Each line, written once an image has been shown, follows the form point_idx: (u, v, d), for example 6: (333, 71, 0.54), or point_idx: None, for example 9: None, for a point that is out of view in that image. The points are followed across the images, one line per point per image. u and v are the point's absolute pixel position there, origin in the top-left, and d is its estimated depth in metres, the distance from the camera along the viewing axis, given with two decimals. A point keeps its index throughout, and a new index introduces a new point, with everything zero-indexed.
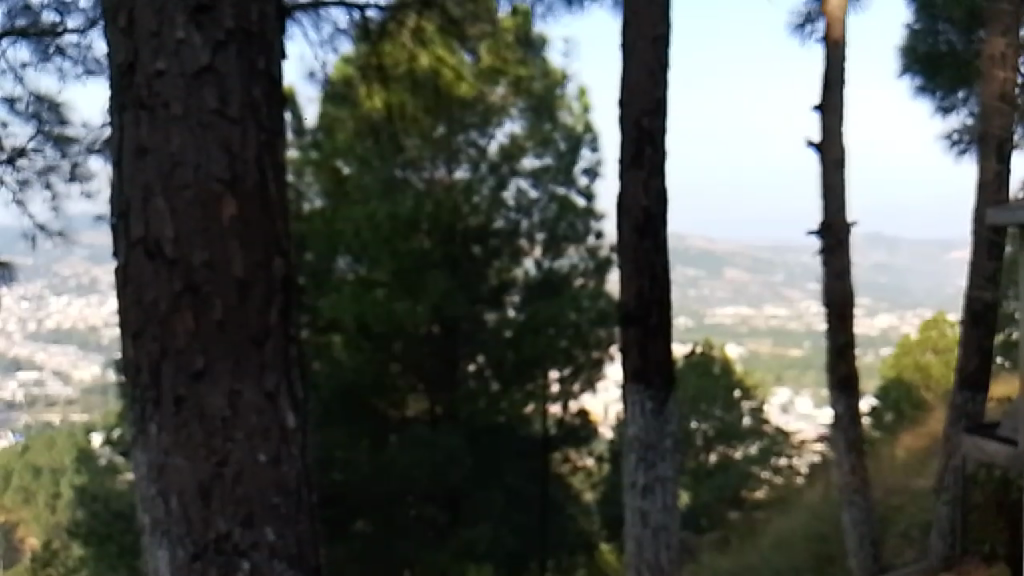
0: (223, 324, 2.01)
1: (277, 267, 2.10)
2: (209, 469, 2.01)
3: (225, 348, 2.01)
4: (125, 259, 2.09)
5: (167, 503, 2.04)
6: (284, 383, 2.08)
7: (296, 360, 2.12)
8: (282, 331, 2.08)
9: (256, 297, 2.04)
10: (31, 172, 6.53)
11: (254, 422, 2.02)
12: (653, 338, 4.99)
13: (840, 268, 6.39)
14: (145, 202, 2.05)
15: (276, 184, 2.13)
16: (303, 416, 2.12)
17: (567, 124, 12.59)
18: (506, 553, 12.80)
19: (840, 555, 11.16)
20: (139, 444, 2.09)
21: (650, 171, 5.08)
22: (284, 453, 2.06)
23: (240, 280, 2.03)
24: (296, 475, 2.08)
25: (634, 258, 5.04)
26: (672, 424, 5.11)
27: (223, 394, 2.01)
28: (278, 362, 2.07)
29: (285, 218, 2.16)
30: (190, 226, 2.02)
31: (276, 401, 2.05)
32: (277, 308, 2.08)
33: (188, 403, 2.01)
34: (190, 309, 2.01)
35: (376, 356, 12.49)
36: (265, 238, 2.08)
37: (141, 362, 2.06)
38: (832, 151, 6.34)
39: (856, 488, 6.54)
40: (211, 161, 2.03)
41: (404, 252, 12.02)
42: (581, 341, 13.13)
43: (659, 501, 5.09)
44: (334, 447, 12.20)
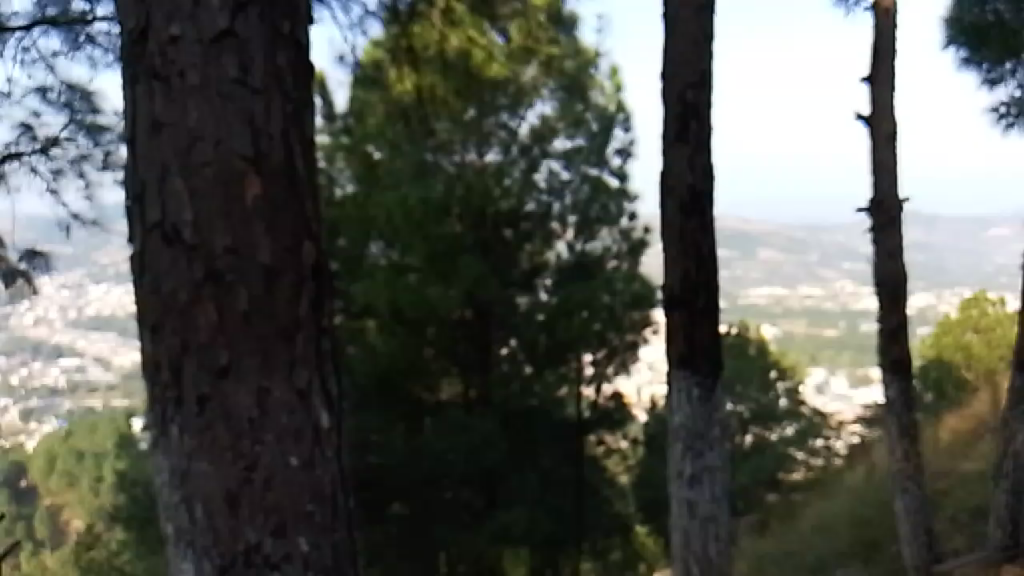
0: (248, 316, 1.87)
1: (309, 254, 1.95)
2: (236, 474, 1.87)
3: (253, 342, 1.87)
4: (142, 246, 1.95)
5: (192, 511, 1.90)
6: (317, 380, 1.93)
7: (329, 354, 1.97)
8: (314, 323, 1.94)
9: (284, 286, 1.89)
10: (65, 161, 6.46)
11: (284, 422, 1.88)
12: (701, 323, 4.79)
13: (893, 246, 6.13)
14: (161, 182, 1.91)
15: (306, 162, 1.98)
16: (338, 415, 1.98)
17: (600, 104, 12.41)
18: (542, 538, 12.56)
19: (885, 539, 10.81)
20: (160, 447, 1.96)
21: (695, 147, 4.86)
22: (318, 456, 1.92)
23: (266, 269, 1.88)
24: (332, 481, 1.94)
25: (680, 239, 4.83)
26: (720, 412, 4.92)
27: (250, 392, 1.87)
28: (310, 357, 1.92)
29: (315, 199, 2.01)
30: (211, 208, 1.88)
31: (308, 398, 1.91)
32: (309, 299, 1.93)
33: (212, 402, 1.87)
34: (213, 300, 1.87)
35: (410, 339, 12.39)
36: (294, 221, 1.93)
37: (160, 358, 1.92)
38: (883, 125, 6.05)
39: (909, 475, 6.29)
40: (233, 136, 1.88)
41: (436, 236, 11.90)
42: (616, 323, 12.92)
43: (707, 492, 4.91)
44: (370, 430, 12.10)
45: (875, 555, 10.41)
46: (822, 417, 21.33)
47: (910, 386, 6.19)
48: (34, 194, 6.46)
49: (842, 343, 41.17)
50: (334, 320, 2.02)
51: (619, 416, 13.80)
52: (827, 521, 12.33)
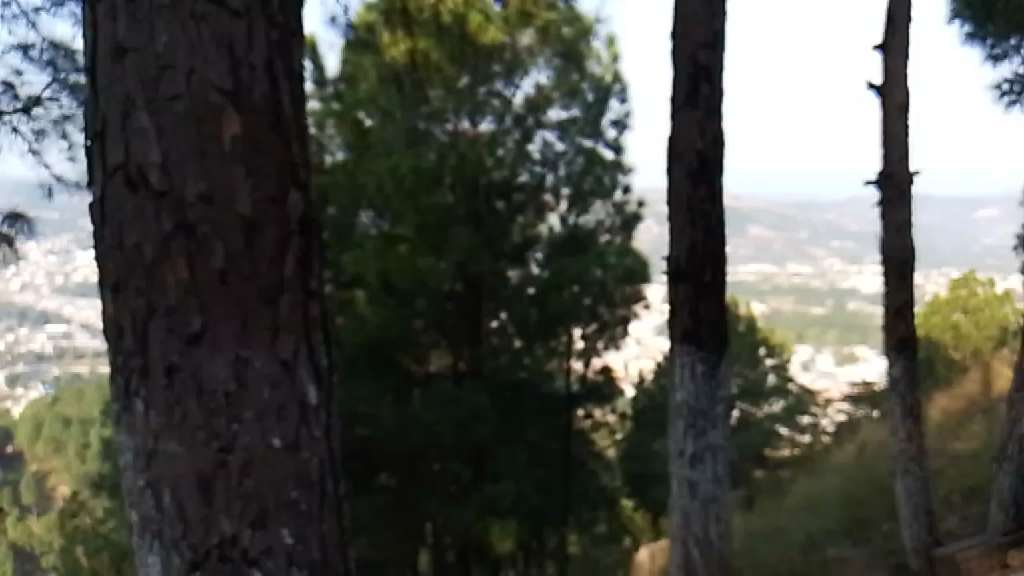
0: (226, 276, 1.67)
1: (297, 206, 1.76)
2: (210, 457, 1.67)
3: (230, 306, 1.67)
4: (103, 192, 1.74)
5: (159, 498, 1.71)
6: (304, 349, 1.74)
7: (319, 320, 1.78)
8: (302, 285, 1.74)
9: (267, 241, 1.70)
10: (47, 122, 6.20)
11: (265, 397, 1.69)
12: (707, 295, 4.61)
13: (901, 221, 5.97)
14: (125, 118, 1.70)
15: (293, 102, 1.78)
16: (329, 390, 1.78)
17: (596, 74, 12.16)
18: (529, 511, 12.49)
19: (875, 518, 10.72)
20: (124, 423, 1.76)
21: (706, 112, 4.66)
22: (304, 438, 1.73)
23: (247, 220, 1.68)
24: (320, 465, 1.75)
25: (688, 208, 4.64)
26: (724, 390, 4.76)
27: (227, 362, 1.67)
28: (298, 323, 1.73)
29: (305, 146, 1.81)
30: (183, 149, 1.67)
31: (295, 370, 1.72)
32: (298, 259, 1.74)
33: (182, 372, 1.67)
34: (184, 255, 1.67)
35: (400, 311, 12.18)
36: (279, 168, 1.73)
37: (124, 322, 1.73)
38: (894, 95, 5.86)
39: (912, 457, 6.16)
40: (208, 66, 1.67)
41: (428, 207, 11.66)
42: (607, 298, 12.77)
43: (709, 472, 4.75)
44: (358, 402, 12.00)
45: (864, 533, 10.33)
46: (810, 394, 21.21)
47: (915, 365, 6.05)
48: (15, 155, 6.20)
49: (828, 322, 41.27)
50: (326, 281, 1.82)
51: (607, 391, 13.54)
52: (817, 499, 12.24)
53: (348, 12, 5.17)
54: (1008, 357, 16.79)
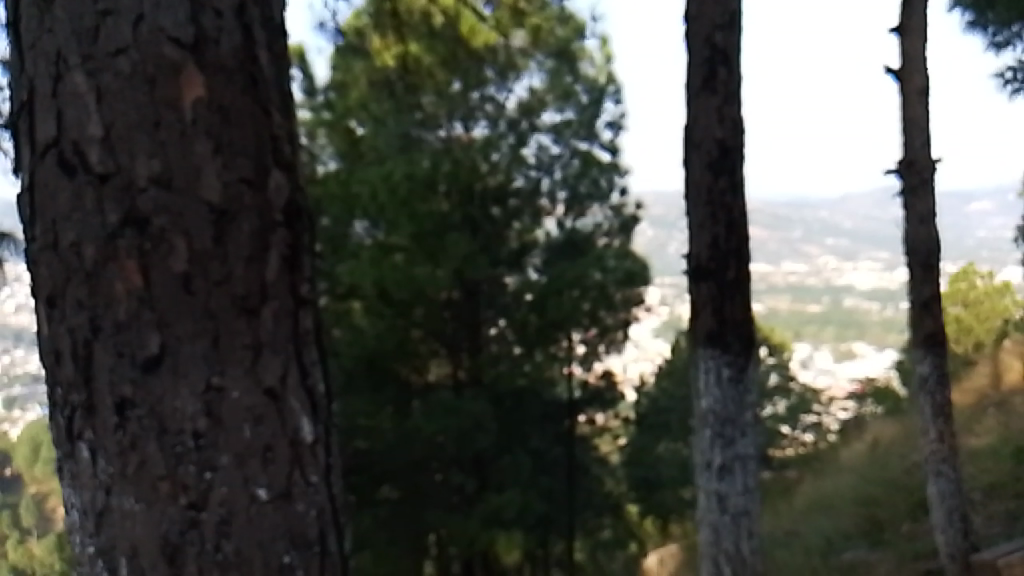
0: (190, 283, 1.39)
1: (282, 195, 1.48)
2: (177, 513, 1.38)
3: (196, 323, 1.39)
4: (32, 180, 1.45)
5: (113, 566, 1.42)
6: (295, 372, 1.46)
7: (312, 335, 1.50)
8: (291, 292, 1.47)
9: (241, 235, 1.42)
10: None
11: (246, 436, 1.41)
12: (730, 294, 4.36)
13: (924, 211, 5.72)
14: (57, 81, 1.42)
15: (273, 66, 1.51)
16: (327, 423, 1.50)
17: (589, 75, 11.92)
18: (534, 520, 12.17)
19: (891, 519, 10.39)
20: (67, 475, 1.47)
21: (724, 98, 4.43)
22: (297, 486, 1.45)
23: (216, 213, 1.41)
24: (318, 518, 1.47)
25: (709, 201, 4.40)
26: (752, 396, 4.48)
27: (195, 395, 1.38)
28: (285, 340, 1.45)
29: (291, 121, 1.54)
30: (130, 118, 1.39)
31: (285, 399, 1.44)
32: (286, 262, 1.46)
33: (137, 406, 1.39)
34: (135, 256, 1.39)
35: (398, 321, 11.88)
36: (255, 143, 1.45)
37: (62, 346, 1.43)
38: (913, 79, 5.64)
39: (944, 457, 5.86)
40: (161, 11, 1.40)
41: (423, 213, 11.32)
42: (607, 301, 12.23)
43: (739, 484, 4.48)
44: (357, 414, 11.71)
45: (882, 534, 10.01)
46: (813, 391, 20.85)
47: (944, 362, 5.78)
48: None
49: (826, 320, 41.23)
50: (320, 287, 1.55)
51: (610, 396, 13.28)
52: (831, 501, 11.94)
53: (337, 17, 4.84)
54: (1016, 349, 16.52)
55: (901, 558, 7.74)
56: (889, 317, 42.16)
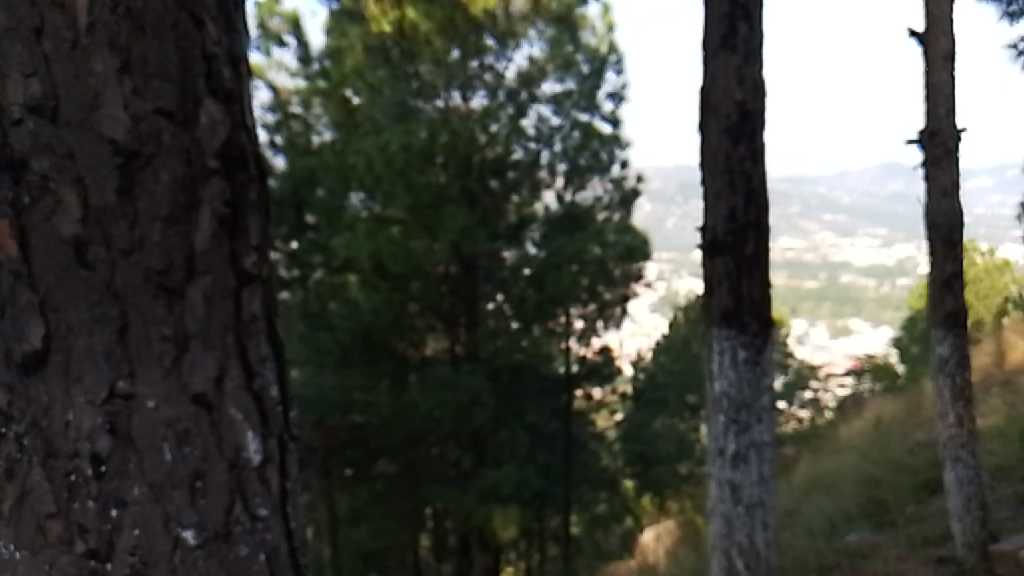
0: (89, 259, 1.25)
1: (219, 136, 1.33)
2: (70, 561, 1.24)
3: (94, 308, 1.24)
4: None
5: None
6: (235, 372, 1.32)
7: (258, 321, 1.36)
8: (231, 265, 1.32)
9: (157, 193, 1.27)
10: None
11: (167, 460, 1.26)
12: (748, 271, 4.18)
13: (948, 183, 5.53)
14: None
15: None
16: (277, 440, 1.36)
17: (590, 45, 11.67)
18: (531, 495, 11.99)
19: (895, 500, 10.20)
20: None
21: (744, 57, 4.23)
22: (239, 524, 1.30)
23: (122, 159, 1.26)
24: (266, 562, 1.32)
25: (727, 169, 4.21)
26: (769, 378, 4.28)
27: (94, 407, 1.24)
28: (220, 334, 1.31)
29: (236, 64, 1.38)
30: (6, 27, 1.26)
31: (220, 408, 1.30)
32: (223, 232, 1.32)
33: (15, 409, 1.26)
34: (10, 216, 1.25)
35: (395, 295, 11.56)
36: (176, 72, 1.30)
37: None
38: (940, 43, 5.47)
39: (963, 442, 5.66)
40: None
41: (420, 185, 10.94)
42: (606, 276, 11.88)
43: (753, 473, 4.33)
44: (354, 388, 11.56)
45: (885, 516, 9.85)
46: (811, 367, 20.76)
47: (965, 342, 5.59)
48: None
49: (820, 296, 41.22)
50: (271, 260, 1.41)
51: (608, 371, 13.13)
52: (832, 481, 11.76)
53: None
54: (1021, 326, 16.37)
55: (907, 540, 7.61)
56: (883, 293, 42.13)
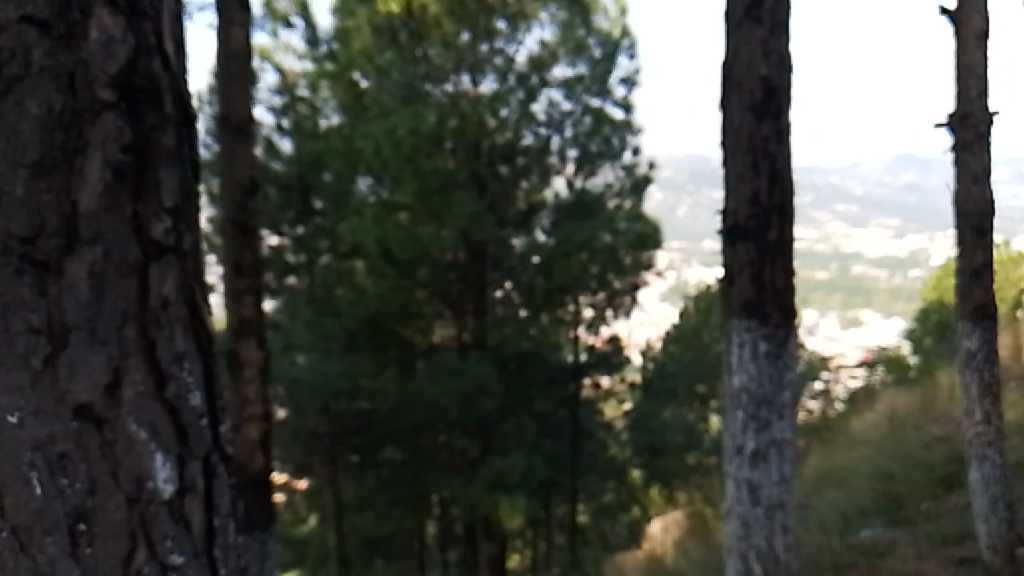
0: None
1: (116, 62, 1.20)
2: None
3: None
4: None
5: None
6: (131, 378, 1.18)
7: (167, 309, 1.22)
8: (134, 236, 1.20)
9: (30, 146, 1.16)
10: None
11: (42, 490, 1.15)
12: (771, 258, 3.98)
13: (978, 168, 5.34)
14: None
15: None
16: (191, 461, 1.22)
17: (603, 29, 11.44)
18: (538, 483, 11.83)
19: (911, 496, 9.98)
20: None
21: (770, 29, 4.05)
22: (140, 560, 1.16)
23: None
24: None
25: (750, 148, 4.02)
26: (791, 373, 4.09)
27: None
28: (115, 327, 1.18)
29: None
30: None
31: (114, 423, 1.17)
32: (122, 191, 1.20)
33: None
34: None
35: (402, 281, 11.32)
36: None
37: None
38: (972, 23, 5.29)
39: (990, 441, 5.45)
40: None
41: (429, 170, 10.67)
42: (616, 264, 11.64)
43: (773, 473, 4.14)
44: (361, 375, 11.39)
45: (901, 512, 9.65)
46: (822, 358, 20.55)
47: (994, 336, 5.37)
48: None
49: (831, 288, 40.95)
50: (191, 226, 1.28)
51: (616, 359, 12.97)
52: (843, 474, 11.55)
53: None
54: None
55: (920, 539, 7.41)
56: (894, 284, 41.86)
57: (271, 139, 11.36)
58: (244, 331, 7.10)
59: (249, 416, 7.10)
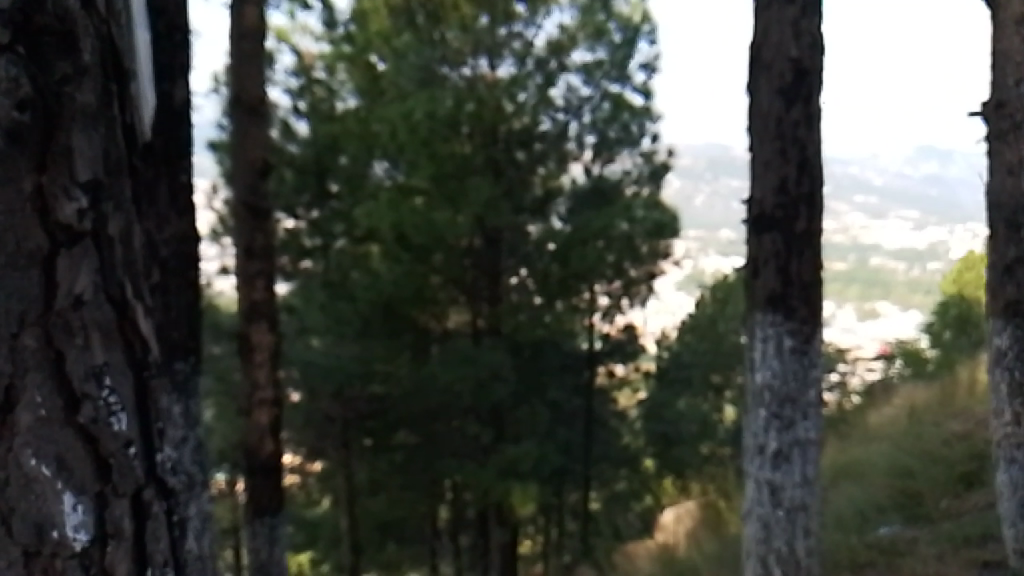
0: None
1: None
2: None
3: None
4: None
5: None
6: (28, 394, 1.13)
7: (73, 318, 1.15)
8: (37, 219, 1.13)
9: None
10: None
11: None
12: (796, 251, 4.22)
13: (1013, 160, 5.16)
14: None
15: None
16: (100, 495, 1.15)
17: (623, 13, 11.24)
18: (551, 471, 11.73)
19: (929, 491, 9.83)
20: None
21: (801, 10, 4.29)
22: None
23: None
24: None
25: (778, 135, 4.28)
26: (816, 370, 4.34)
27: None
28: (11, 335, 1.12)
29: None
30: None
31: (8, 457, 1.13)
32: (22, 162, 1.13)
33: None
34: None
35: (417, 266, 11.22)
36: None
37: None
38: (1012, 8, 5.09)
39: (1019, 443, 5.27)
40: None
41: (445, 155, 10.55)
42: (633, 252, 11.51)
43: (795, 473, 4.42)
44: (376, 360, 11.38)
45: (919, 509, 9.49)
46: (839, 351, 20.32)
47: None
48: None
49: (848, 280, 40.57)
50: (113, 208, 1.19)
51: (631, 348, 12.84)
52: (859, 467, 11.42)
53: None
54: None
55: (938, 540, 7.23)
56: (913, 277, 41.42)
57: (287, 122, 11.04)
58: (254, 315, 7.01)
59: (259, 401, 7.04)
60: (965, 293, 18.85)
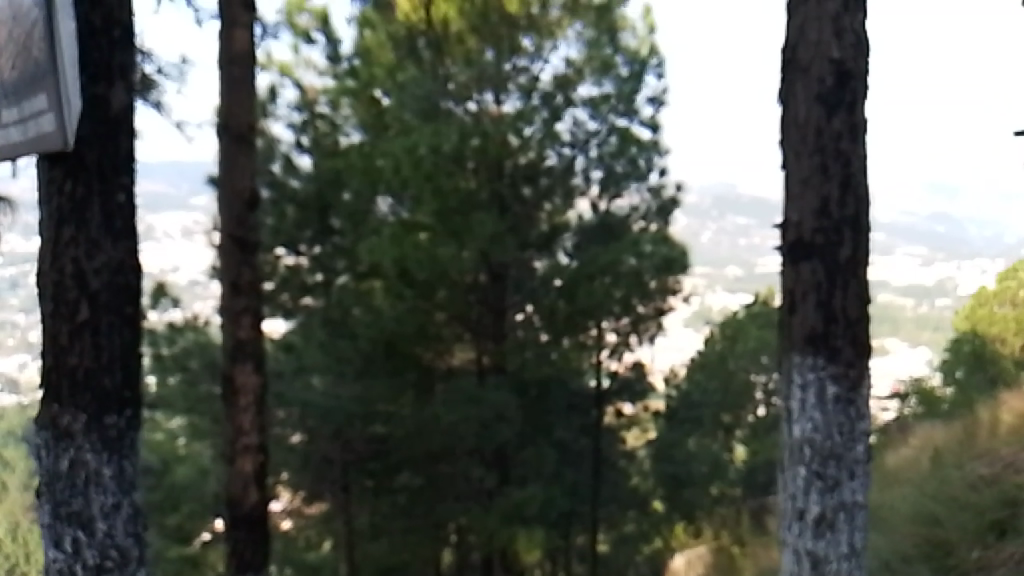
0: None
1: None
2: None
3: None
4: None
5: None
6: None
7: None
8: None
9: None
10: None
11: None
12: (839, 284, 3.93)
13: None
14: None
15: None
16: None
17: (630, 47, 10.91)
18: (557, 515, 11.17)
19: (957, 541, 9.23)
20: None
21: (843, 5, 3.99)
22: None
23: None
24: None
25: (818, 148, 3.95)
26: (862, 423, 4.00)
27: None
28: None
29: None
30: None
31: None
32: None
33: None
34: None
35: (420, 305, 10.76)
36: None
37: None
38: None
39: None
40: None
41: (449, 190, 10.03)
42: (641, 288, 11.01)
43: (841, 544, 3.99)
44: (377, 400, 10.68)
45: (949, 562, 8.89)
46: None
47: None
48: None
49: None
50: None
51: (640, 386, 12.37)
52: (880, 512, 10.83)
53: None
54: None
55: None
56: (922, 314, 40.89)
57: (288, 156, 10.84)
58: (240, 355, 6.57)
59: (244, 447, 6.58)
60: (978, 329, 18.27)
